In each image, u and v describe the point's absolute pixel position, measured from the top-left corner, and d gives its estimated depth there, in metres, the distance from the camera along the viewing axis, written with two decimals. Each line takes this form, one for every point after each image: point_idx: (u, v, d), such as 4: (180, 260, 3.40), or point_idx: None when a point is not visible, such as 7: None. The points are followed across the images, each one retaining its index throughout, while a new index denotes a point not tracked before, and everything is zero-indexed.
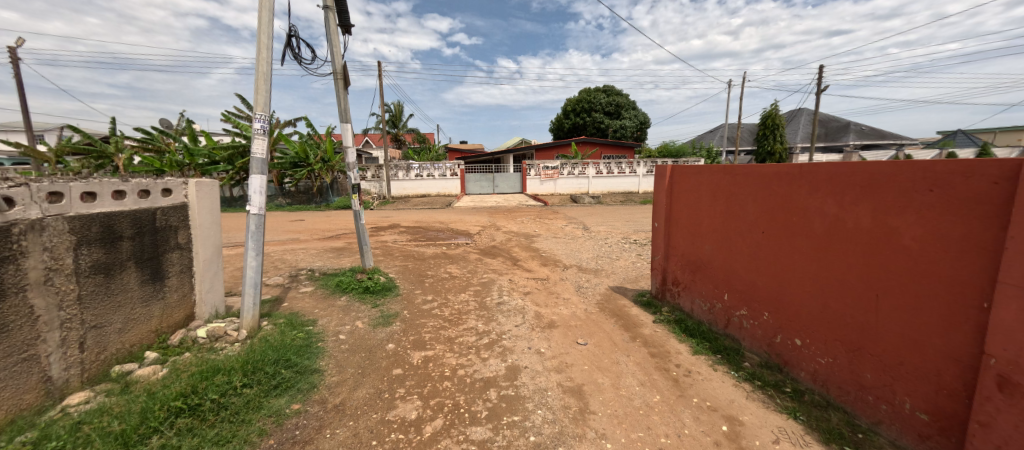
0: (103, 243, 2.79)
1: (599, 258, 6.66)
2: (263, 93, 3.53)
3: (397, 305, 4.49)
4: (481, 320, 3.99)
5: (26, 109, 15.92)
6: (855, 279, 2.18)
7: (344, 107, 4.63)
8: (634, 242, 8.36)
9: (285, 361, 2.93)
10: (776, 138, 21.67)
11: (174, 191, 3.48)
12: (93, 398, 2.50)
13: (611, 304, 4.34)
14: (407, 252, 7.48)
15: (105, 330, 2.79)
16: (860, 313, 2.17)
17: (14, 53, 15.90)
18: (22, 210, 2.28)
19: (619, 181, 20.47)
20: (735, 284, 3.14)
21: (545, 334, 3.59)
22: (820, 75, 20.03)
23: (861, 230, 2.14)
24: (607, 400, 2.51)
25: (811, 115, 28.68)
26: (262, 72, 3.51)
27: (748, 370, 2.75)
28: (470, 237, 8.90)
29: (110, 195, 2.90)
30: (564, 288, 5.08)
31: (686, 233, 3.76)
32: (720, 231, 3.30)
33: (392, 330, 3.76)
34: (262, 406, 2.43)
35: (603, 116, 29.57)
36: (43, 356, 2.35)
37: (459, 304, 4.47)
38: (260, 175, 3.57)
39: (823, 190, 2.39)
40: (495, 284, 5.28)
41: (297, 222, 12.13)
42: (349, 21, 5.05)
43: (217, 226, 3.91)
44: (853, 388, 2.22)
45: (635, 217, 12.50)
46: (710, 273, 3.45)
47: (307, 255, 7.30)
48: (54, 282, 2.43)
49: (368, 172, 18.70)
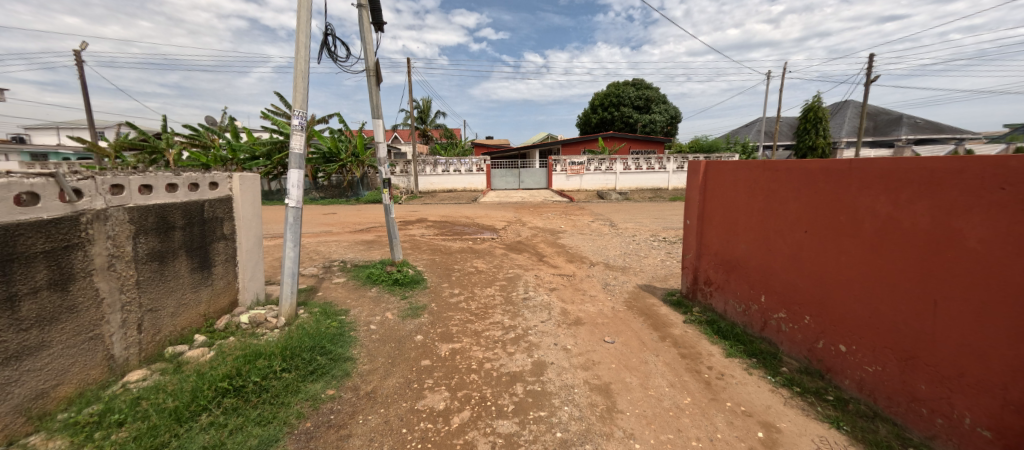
0: (158, 232, 3.00)
1: (626, 255, 6.55)
2: (301, 90, 3.67)
3: (426, 297, 4.58)
4: (507, 314, 4.00)
5: (90, 108, 17.46)
6: (910, 283, 2.02)
7: (377, 103, 4.73)
8: (663, 240, 8.16)
9: (320, 348, 3.06)
10: (818, 132, 20.48)
11: (220, 184, 3.69)
12: (149, 376, 2.72)
13: (639, 302, 4.25)
14: (435, 246, 7.61)
15: (160, 313, 3.02)
16: (915, 319, 2.01)
17: (79, 56, 17.54)
18: (89, 201, 2.49)
19: (648, 177, 19.97)
20: (773, 286, 3.00)
21: (571, 331, 3.57)
22: (870, 65, 18.74)
23: (918, 231, 1.98)
24: (635, 400, 2.46)
25: (859, 107, 26.82)
26: (300, 70, 3.64)
27: (787, 376, 2.61)
28: (495, 232, 9.00)
29: (164, 188, 3.11)
30: (590, 285, 5.02)
31: (720, 231, 3.66)
32: (757, 230, 3.17)
33: (421, 322, 3.85)
34: (299, 390, 2.54)
35: (631, 110, 28.88)
36: (107, 335, 2.56)
37: (485, 298, 4.52)
38: (298, 169, 3.70)
39: (873, 188, 2.22)
40: (520, 279, 5.30)
41: (330, 215, 12.64)
42: (381, 18, 5.15)
43: (258, 217, 4.11)
44: (905, 399, 2.06)
45: (662, 214, 12.19)
46: (745, 274, 3.31)
47: (340, 247, 7.57)
48: (116, 267, 2.64)
49: (397, 167, 19.29)
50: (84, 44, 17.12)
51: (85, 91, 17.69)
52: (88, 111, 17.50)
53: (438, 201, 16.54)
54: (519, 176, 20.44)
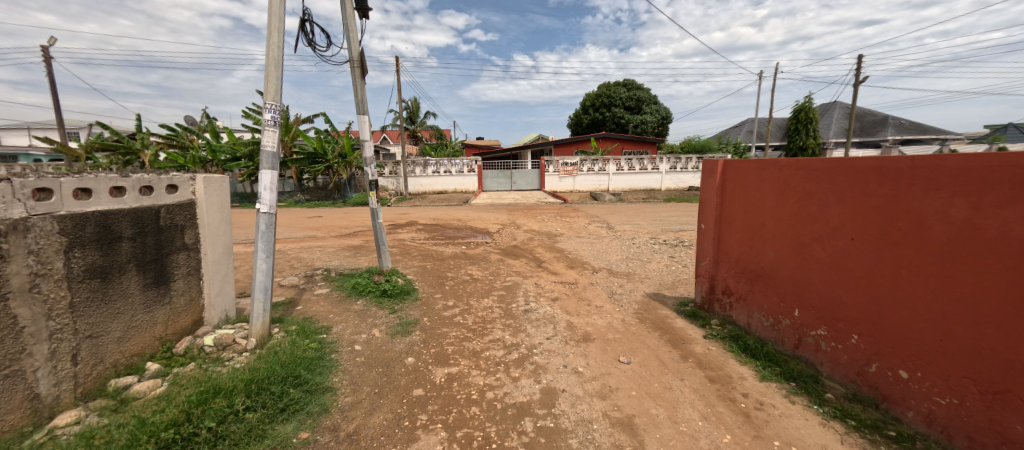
0: (99, 245, 2.54)
1: (629, 261, 6.22)
2: (273, 80, 3.23)
3: (417, 311, 4.15)
4: (508, 330, 3.61)
5: (59, 107, 16.61)
6: (997, 303, 1.71)
7: (361, 98, 4.31)
8: (664, 243, 7.87)
9: (294, 378, 2.62)
10: (809, 132, 20.58)
11: (180, 187, 3.23)
12: (85, 418, 2.25)
13: (651, 314, 3.90)
14: (426, 252, 7.17)
15: (102, 340, 2.56)
16: (1007, 347, 1.69)
17: (47, 52, 16.71)
18: (3, 209, 2.02)
19: (641, 178, 19.80)
20: (808, 299, 2.68)
21: (581, 350, 3.20)
22: (859, 67, 18.89)
23: (1008, 241, 1.67)
24: (666, 439, 2.10)
25: (846, 108, 27.17)
26: (274, 57, 3.21)
27: (835, 405, 2.28)
28: (489, 236, 8.62)
29: (107, 192, 2.65)
30: (595, 294, 4.67)
31: (742, 236, 3.34)
32: (786, 236, 2.86)
33: (412, 341, 3.43)
34: (265, 435, 2.10)
35: (623, 111, 28.76)
36: (28, 371, 2.10)
37: (482, 311, 4.12)
38: (270, 170, 3.25)
39: (943, 190, 1.90)
40: (520, 288, 4.92)
41: (315, 218, 12.09)
42: (366, 4, 4.71)
43: (226, 224, 3.65)
44: (991, 440, 1.74)
45: (659, 215, 11.96)
46: (774, 284, 2.99)
47: (324, 254, 7.08)
48: (41, 289, 2.18)
49: (386, 168, 18.79)
50: (52, 39, 16.29)
51: (54, 89, 16.82)
52: (58, 109, 16.68)
53: (428, 203, 16.09)
54: (511, 177, 20.07)
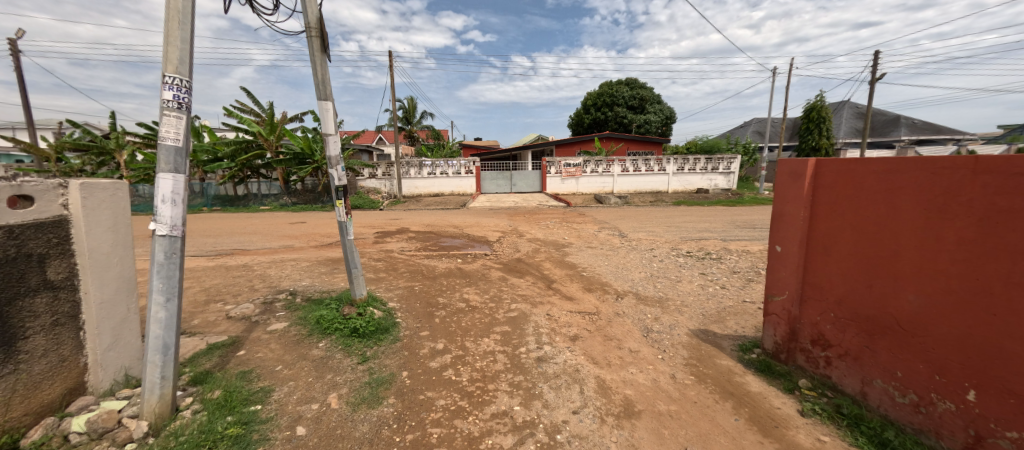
0: None
1: (655, 281, 5.22)
2: (177, 42, 2.21)
3: (395, 359, 3.13)
4: (518, 396, 2.60)
5: (27, 103, 15.53)
6: None
7: (322, 78, 3.30)
8: (689, 255, 6.88)
9: None
10: (822, 132, 19.68)
11: (39, 198, 2.20)
12: None
13: (710, 367, 2.89)
14: (415, 267, 6.14)
15: None
16: None
17: (15, 45, 15.67)
18: None
19: (647, 180, 18.85)
20: (999, 379, 1.73)
21: (627, 437, 2.18)
22: (875, 63, 18.04)
23: None
24: None
25: (857, 107, 26.35)
26: (177, 8, 2.19)
27: None
28: (488, 247, 7.60)
29: None
30: (625, 331, 3.66)
31: (845, 267, 2.38)
32: (947, 275, 1.90)
33: (381, 415, 2.41)
34: None
35: (625, 110, 27.84)
36: None
37: (481, 361, 3.10)
38: (172, 174, 2.22)
39: None
40: (528, 322, 3.90)
41: (297, 224, 11.03)
42: None
43: (123, 249, 2.63)
44: None
45: (674, 221, 10.99)
46: (916, 345, 2.04)
47: (296, 270, 6.04)
48: None
49: (378, 170, 17.73)
50: (21, 32, 15.25)
51: (23, 85, 15.76)
52: (28, 107, 15.63)
53: (423, 207, 15.08)
54: (511, 178, 19.08)
